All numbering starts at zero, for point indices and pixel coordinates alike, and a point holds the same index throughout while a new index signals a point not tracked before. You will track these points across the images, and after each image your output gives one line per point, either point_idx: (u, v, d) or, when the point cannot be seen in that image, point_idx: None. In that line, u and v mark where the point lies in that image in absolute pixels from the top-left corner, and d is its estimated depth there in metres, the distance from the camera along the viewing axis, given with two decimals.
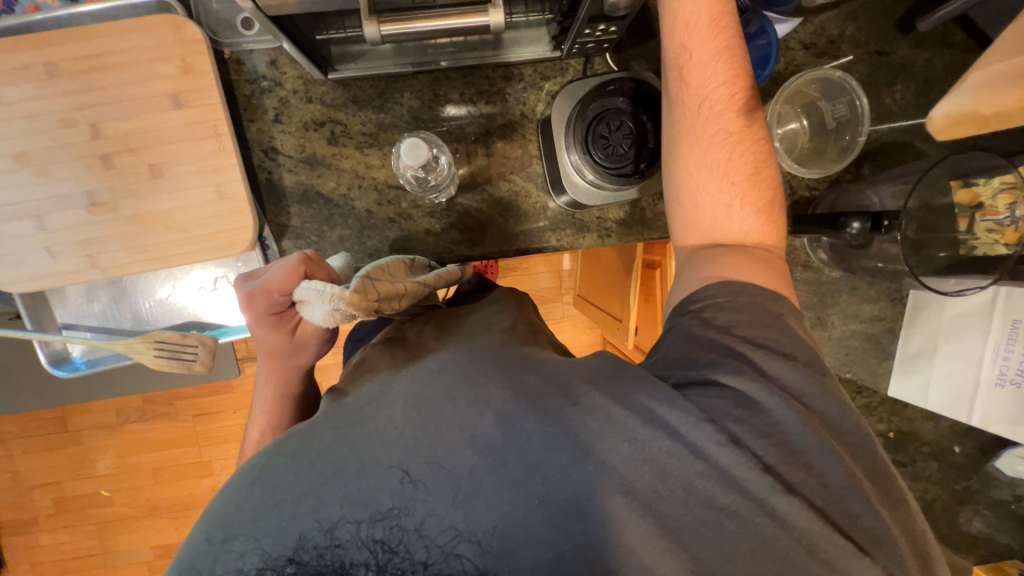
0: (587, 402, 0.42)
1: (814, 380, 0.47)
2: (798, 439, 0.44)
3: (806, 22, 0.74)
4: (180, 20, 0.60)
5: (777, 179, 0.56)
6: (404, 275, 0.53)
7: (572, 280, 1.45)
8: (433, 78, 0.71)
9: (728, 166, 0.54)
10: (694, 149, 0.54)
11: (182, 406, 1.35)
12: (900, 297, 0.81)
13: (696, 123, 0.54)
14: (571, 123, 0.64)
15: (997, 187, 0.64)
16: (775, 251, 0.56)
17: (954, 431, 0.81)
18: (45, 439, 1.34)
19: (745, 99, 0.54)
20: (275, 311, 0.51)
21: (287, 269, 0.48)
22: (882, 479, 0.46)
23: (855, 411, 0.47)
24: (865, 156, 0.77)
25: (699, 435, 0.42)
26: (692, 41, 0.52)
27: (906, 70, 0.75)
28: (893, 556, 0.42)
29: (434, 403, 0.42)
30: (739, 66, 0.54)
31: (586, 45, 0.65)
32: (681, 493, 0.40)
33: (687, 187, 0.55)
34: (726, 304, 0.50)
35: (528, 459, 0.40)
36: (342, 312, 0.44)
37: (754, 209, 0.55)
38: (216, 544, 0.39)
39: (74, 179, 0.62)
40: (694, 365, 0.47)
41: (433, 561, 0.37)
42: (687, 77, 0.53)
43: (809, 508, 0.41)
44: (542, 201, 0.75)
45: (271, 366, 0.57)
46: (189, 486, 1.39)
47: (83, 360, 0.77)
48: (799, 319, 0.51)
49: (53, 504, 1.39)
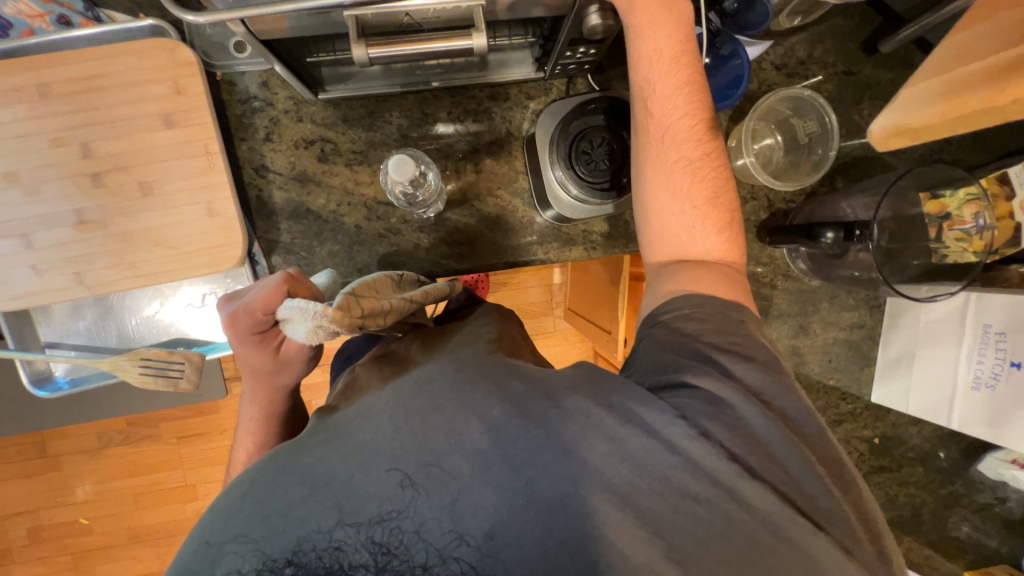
0: (567, 403, 0.43)
1: (774, 377, 0.48)
2: (761, 432, 0.45)
3: (777, 45, 0.79)
4: (174, 43, 0.62)
5: (737, 201, 0.59)
6: (391, 291, 0.54)
7: (563, 293, 1.48)
8: (422, 98, 0.73)
9: (690, 191, 0.56)
10: (658, 175, 0.56)
11: (168, 428, 1.32)
12: (878, 304, 0.83)
13: (660, 151, 0.56)
14: (555, 140, 0.66)
15: (963, 197, 0.68)
16: (736, 266, 0.58)
17: (937, 436, 0.83)
18: (23, 465, 1.30)
19: (705, 129, 0.57)
20: (258, 331, 0.51)
21: (270, 288, 0.48)
22: (836, 464, 0.48)
23: (810, 405, 0.49)
24: (836, 170, 0.80)
25: (672, 433, 0.43)
26: (655, 76, 0.55)
27: (871, 89, 0.80)
28: (851, 534, 0.44)
29: (421, 411, 0.42)
30: (700, 99, 0.56)
31: (568, 65, 0.68)
32: (657, 486, 0.41)
33: (653, 209, 0.57)
34: (691, 314, 0.52)
35: (514, 460, 0.40)
36: (325, 329, 0.44)
37: (716, 229, 0.57)
38: (213, 548, 0.39)
39: (63, 198, 0.63)
40: (666, 370, 0.49)
41: (432, 564, 0.37)
42: (651, 109, 0.56)
43: (773, 492, 0.43)
44: (529, 216, 0.77)
45: (256, 385, 0.56)
46: (174, 511, 1.35)
47: (65, 380, 0.74)
48: (760, 326, 0.53)
49: (29, 533, 1.34)
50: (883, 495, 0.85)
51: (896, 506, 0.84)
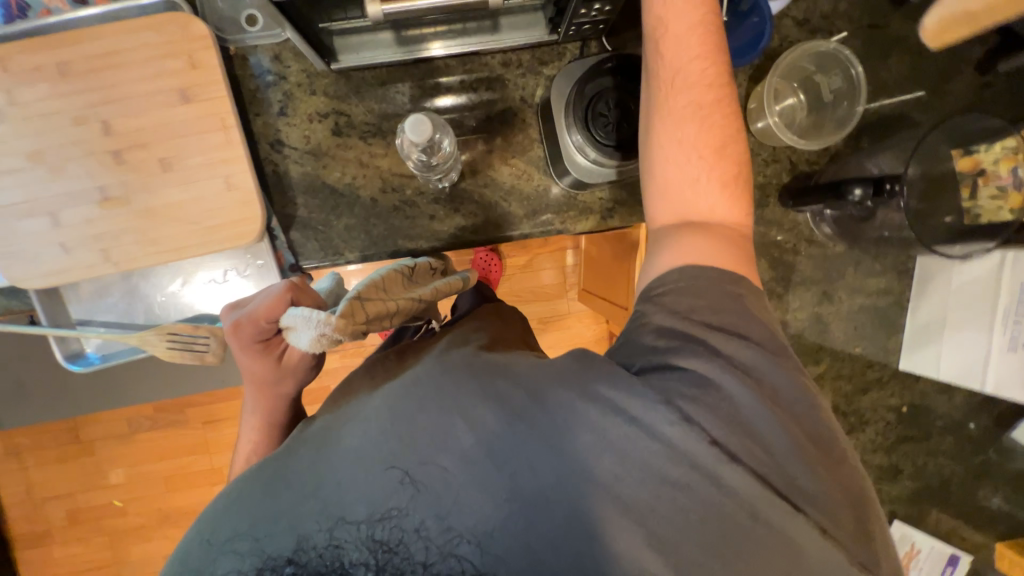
0: (550, 401, 0.44)
1: (765, 355, 0.48)
2: (748, 412, 0.45)
3: (799, 0, 0.76)
4: (188, 17, 0.62)
5: (746, 156, 0.56)
6: (399, 291, 0.56)
7: (576, 275, 1.47)
8: (433, 67, 0.72)
9: (697, 139, 0.54)
10: (666, 121, 0.54)
11: (193, 414, 1.37)
12: (906, 268, 0.81)
13: (668, 94, 0.54)
14: (571, 103, 0.64)
15: (998, 152, 0.67)
16: (740, 228, 0.55)
17: (969, 405, 0.81)
18: (58, 451, 1.35)
19: (718, 73, 0.54)
20: (261, 339, 0.55)
21: (273, 296, 0.54)
22: (828, 442, 0.48)
23: (805, 383, 0.49)
24: (861, 129, 0.78)
25: (655, 419, 0.43)
26: (669, 15, 0.54)
27: (900, 43, 0.76)
28: (831, 513, 0.45)
29: (406, 414, 0.44)
30: (714, 41, 0.54)
31: (582, 26, 0.66)
32: (637, 474, 0.42)
33: (658, 159, 0.55)
34: (688, 288, 0.51)
35: (496, 458, 0.42)
36: (328, 337, 0.49)
37: (721, 185, 0.54)
38: (220, 544, 0.43)
39: (88, 175, 0.64)
40: (656, 351, 0.48)
41: (432, 561, 0.40)
42: (663, 51, 0.54)
43: (753, 476, 0.43)
44: (544, 184, 0.76)
45: (259, 397, 0.59)
46: (202, 494, 1.40)
47: (96, 355, 0.75)
48: (760, 298, 0.52)
49: (66, 516, 1.40)
50: (912, 465, 0.83)
51: (924, 475, 0.83)
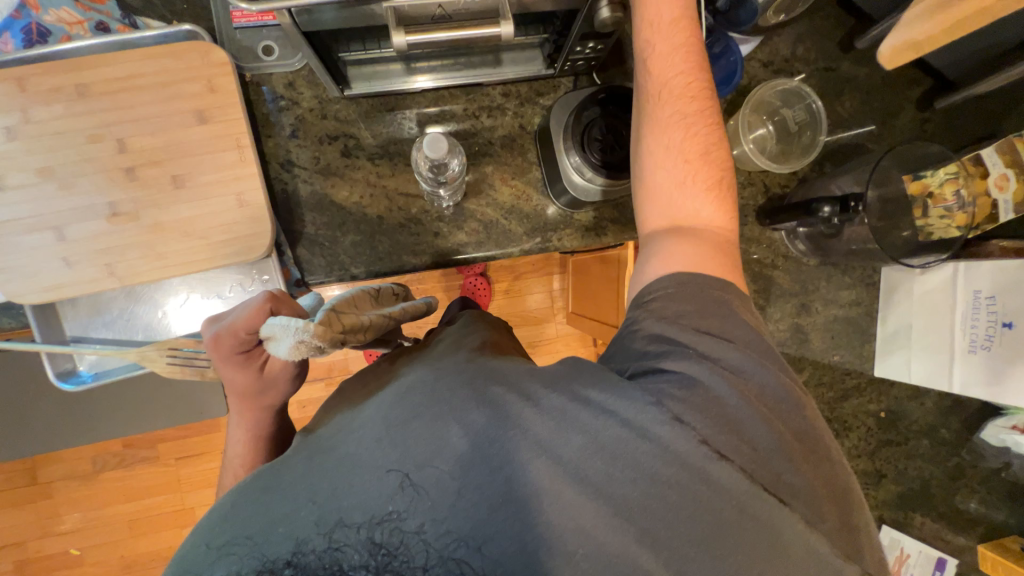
0: (546, 403, 0.46)
1: (748, 357, 0.51)
2: (734, 411, 0.48)
3: (763, 45, 0.86)
4: (209, 45, 0.66)
5: (728, 162, 0.61)
6: (368, 307, 0.57)
7: (564, 298, 1.52)
8: (438, 95, 0.78)
9: (683, 146, 0.59)
10: (654, 129, 0.60)
11: (166, 449, 1.30)
12: (873, 281, 0.88)
13: (656, 107, 0.60)
14: (568, 128, 0.70)
15: (942, 176, 0.75)
16: (723, 231, 0.60)
17: (939, 409, 0.87)
18: (12, 494, 1.25)
19: (700, 88, 0.61)
20: (242, 351, 0.52)
21: (251, 309, 0.50)
22: (810, 440, 0.50)
23: (787, 384, 0.52)
24: (824, 157, 0.86)
25: (647, 420, 0.45)
26: (655, 38, 0.60)
27: (850, 83, 0.87)
28: (815, 509, 0.47)
29: (404, 417, 0.45)
30: (696, 61, 0.61)
31: (576, 62, 0.73)
32: (631, 473, 0.43)
33: (647, 163, 0.60)
34: (676, 294, 0.54)
35: (492, 460, 0.43)
36: (307, 344, 0.47)
37: (705, 187, 0.60)
38: (211, 551, 0.41)
39: (97, 191, 0.65)
40: (646, 356, 0.52)
41: (432, 565, 0.39)
42: (651, 69, 0.61)
43: (742, 472, 0.45)
44: (542, 205, 0.81)
45: (240, 410, 0.56)
46: (172, 536, 1.31)
47: (90, 373, 0.74)
48: (745, 304, 0.56)
49: (15, 568, 1.28)
50: (892, 468, 0.88)
51: (905, 479, 0.87)
